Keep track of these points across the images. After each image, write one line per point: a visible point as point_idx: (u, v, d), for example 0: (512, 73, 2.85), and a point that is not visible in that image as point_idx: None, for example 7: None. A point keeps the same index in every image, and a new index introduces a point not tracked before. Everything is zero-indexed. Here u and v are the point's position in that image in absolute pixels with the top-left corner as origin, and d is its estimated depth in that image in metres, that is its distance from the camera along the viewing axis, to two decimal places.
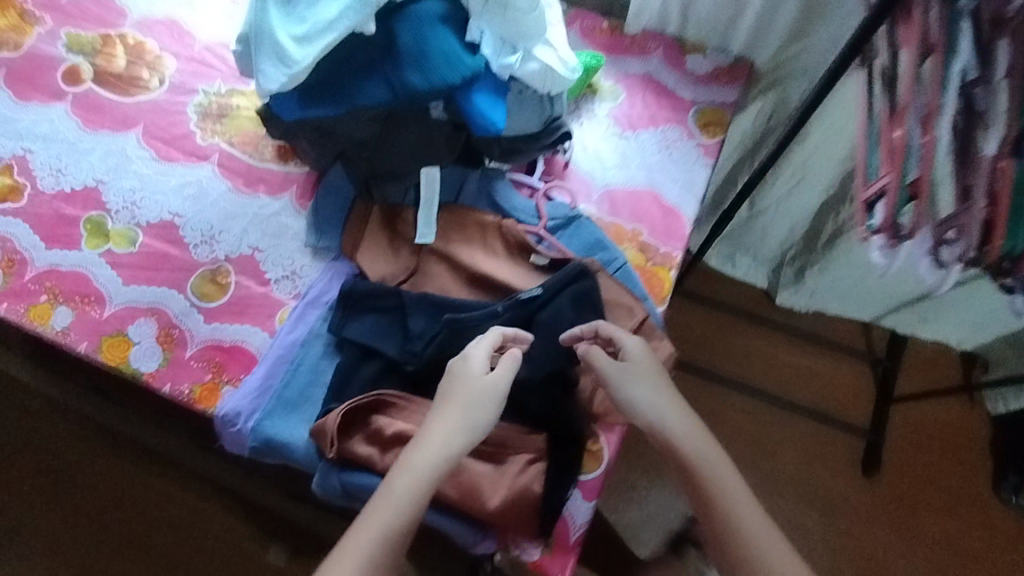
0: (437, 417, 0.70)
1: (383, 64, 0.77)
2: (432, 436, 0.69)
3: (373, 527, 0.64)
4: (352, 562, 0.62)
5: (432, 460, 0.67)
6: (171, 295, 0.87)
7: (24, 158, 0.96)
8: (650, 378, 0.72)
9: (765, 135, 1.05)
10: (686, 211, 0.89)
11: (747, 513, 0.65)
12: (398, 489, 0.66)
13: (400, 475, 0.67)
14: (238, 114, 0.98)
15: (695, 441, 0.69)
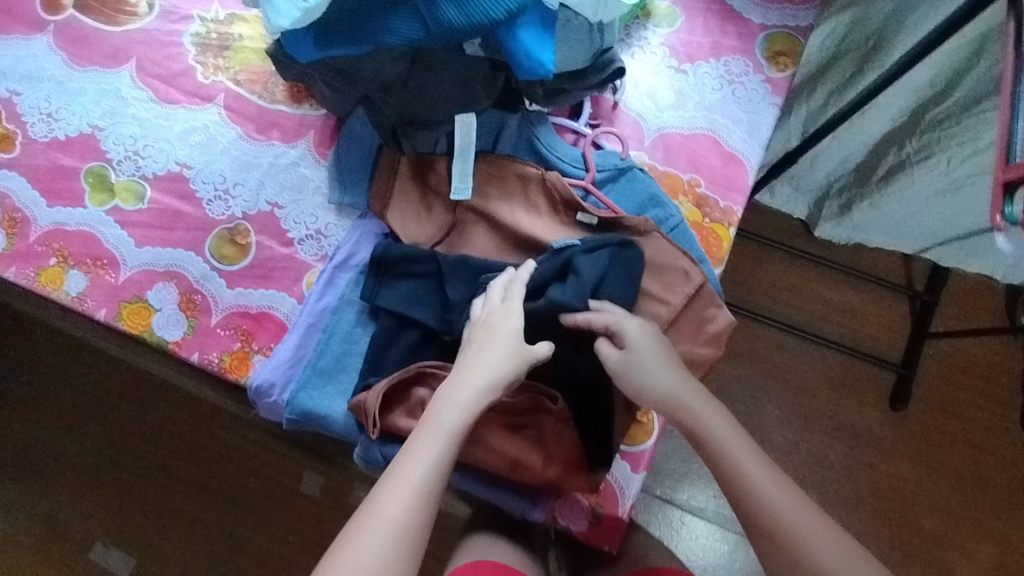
0: (472, 359, 0.64)
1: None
2: (471, 372, 0.63)
3: (426, 456, 0.57)
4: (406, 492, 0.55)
5: (476, 393, 0.62)
6: (189, 258, 0.81)
7: (10, 102, 0.86)
8: (657, 359, 0.65)
9: (836, 59, 0.94)
10: (750, 159, 0.80)
11: (783, 499, 0.56)
12: (444, 419, 0.59)
13: (444, 406, 0.60)
14: (242, 46, 0.87)
15: (715, 423, 0.61)
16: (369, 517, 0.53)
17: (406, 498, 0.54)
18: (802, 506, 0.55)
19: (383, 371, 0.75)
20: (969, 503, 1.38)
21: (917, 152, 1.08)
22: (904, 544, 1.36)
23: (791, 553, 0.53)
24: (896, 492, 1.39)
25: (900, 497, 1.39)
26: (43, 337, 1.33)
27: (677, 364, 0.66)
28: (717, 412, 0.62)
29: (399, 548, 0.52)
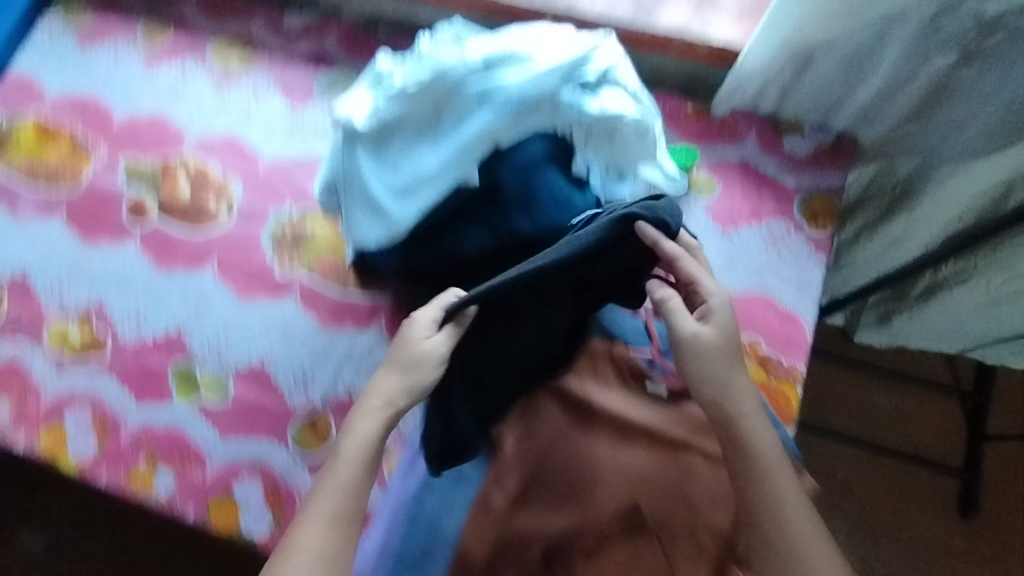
0: (382, 379, 0.71)
1: (486, 210, 0.73)
2: (378, 399, 0.71)
3: (339, 488, 0.68)
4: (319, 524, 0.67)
5: (377, 418, 0.70)
6: (272, 448, 0.84)
7: (101, 306, 0.93)
8: (729, 355, 0.72)
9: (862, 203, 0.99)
10: (806, 316, 0.84)
11: (797, 516, 0.67)
12: (346, 450, 0.70)
13: (350, 439, 0.70)
14: (315, 241, 0.94)
15: (758, 435, 0.70)
16: (293, 550, 0.66)
17: (318, 533, 0.66)
18: (811, 528, 0.66)
19: (473, 558, 0.75)
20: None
21: (953, 275, 1.12)
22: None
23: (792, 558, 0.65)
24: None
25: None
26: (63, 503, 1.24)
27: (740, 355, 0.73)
28: (762, 422, 0.71)
29: (327, 569, 0.66)
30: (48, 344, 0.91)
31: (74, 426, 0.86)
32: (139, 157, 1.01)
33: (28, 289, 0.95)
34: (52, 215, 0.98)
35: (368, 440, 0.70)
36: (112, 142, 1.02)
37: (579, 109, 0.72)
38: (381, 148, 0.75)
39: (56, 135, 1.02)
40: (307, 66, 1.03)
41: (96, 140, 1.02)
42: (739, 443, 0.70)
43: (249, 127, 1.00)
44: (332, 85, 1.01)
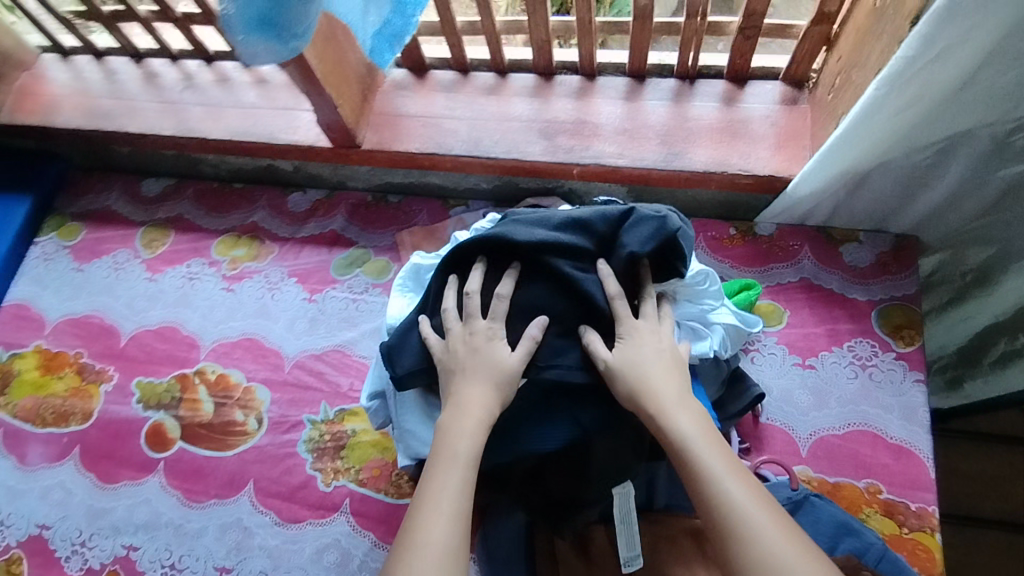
0: (462, 387, 0.64)
1: (563, 404, 0.67)
2: (464, 396, 0.63)
3: (448, 487, 0.58)
4: (442, 522, 0.56)
5: (481, 413, 0.63)
6: None
7: (129, 557, 0.83)
8: (646, 347, 0.65)
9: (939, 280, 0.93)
10: (922, 447, 0.75)
11: (738, 490, 0.56)
12: (458, 446, 0.60)
13: (450, 437, 0.61)
14: (357, 441, 0.85)
15: (680, 415, 0.61)
16: (409, 549, 0.55)
17: (444, 525, 0.56)
18: (755, 499, 0.56)
19: None
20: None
21: None
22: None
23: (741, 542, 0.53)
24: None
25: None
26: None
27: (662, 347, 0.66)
28: (682, 403, 0.62)
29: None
30: None
31: None
32: (154, 375, 0.93)
33: (47, 552, 0.84)
34: (64, 459, 0.89)
35: (472, 436, 0.61)
36: (122, 364, 0.94)
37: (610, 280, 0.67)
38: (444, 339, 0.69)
39: (62, 365, 0.95)
40: (322, 249, 0.98)
41: (104, 364, 0.94)
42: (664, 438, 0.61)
43: (271, 324, 0.94)
44: (350, 265, 0.96)
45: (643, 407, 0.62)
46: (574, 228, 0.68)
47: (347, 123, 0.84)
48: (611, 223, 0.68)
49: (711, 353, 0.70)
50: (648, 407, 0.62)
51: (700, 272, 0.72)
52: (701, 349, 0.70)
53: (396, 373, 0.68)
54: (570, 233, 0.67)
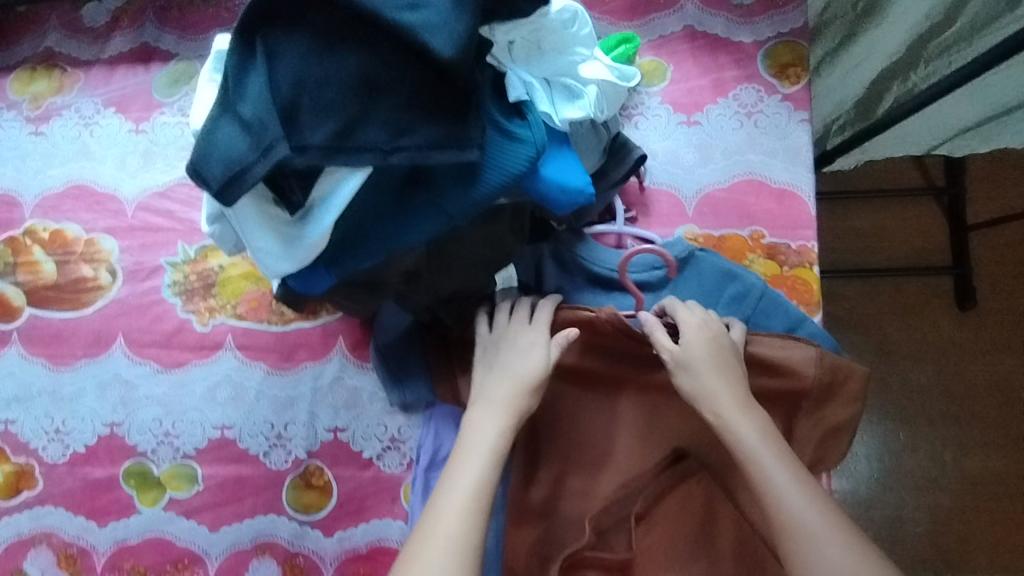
0: (490, 383, 0.63)
1: (421, 196, 0.56)
2: (493, 394, 0.61)
3: (468, 475, 0.55)
4: (457, 507, 0.53)
5: (504, 413, 0.60)
6: (272, 521, 0.73)
7: (8, 431, 0.77)
8: (701, 354, 0.63)
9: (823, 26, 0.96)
10: (804, 186, 0.73)
11: (801, 503, 0.53)
12: (479, 440, 0.58)
13: (476, 432, 0.59)
14: (228, 276, 0.78)
15: (741, 405, 0.60)
16: (423, 533, 0.52)
17: (461, 511, 0.53)
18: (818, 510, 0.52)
19: None
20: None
21: None
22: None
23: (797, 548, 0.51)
24: (992, 386, 1.41)
25: (1002, 388, 1.40)
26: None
27: (726, 369, 0.62)
28: (746, 410, 0.60)
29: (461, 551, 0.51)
30: None
31: (41, 573, 0.75)
32: None
33: None
34: None
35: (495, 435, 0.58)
36: None
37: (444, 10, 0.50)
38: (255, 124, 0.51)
39: None
40: (137, 68, 0.82)
41: None
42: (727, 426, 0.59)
43: (99, 166, 0.81)
44: (175, 82, 0.81)
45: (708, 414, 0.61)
46: None
47: None
48: None
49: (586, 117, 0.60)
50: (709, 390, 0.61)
51: (569, 11, 0.58)
52: (576, 115, 0.59)
53: (211, 187, 0.52)
54: None
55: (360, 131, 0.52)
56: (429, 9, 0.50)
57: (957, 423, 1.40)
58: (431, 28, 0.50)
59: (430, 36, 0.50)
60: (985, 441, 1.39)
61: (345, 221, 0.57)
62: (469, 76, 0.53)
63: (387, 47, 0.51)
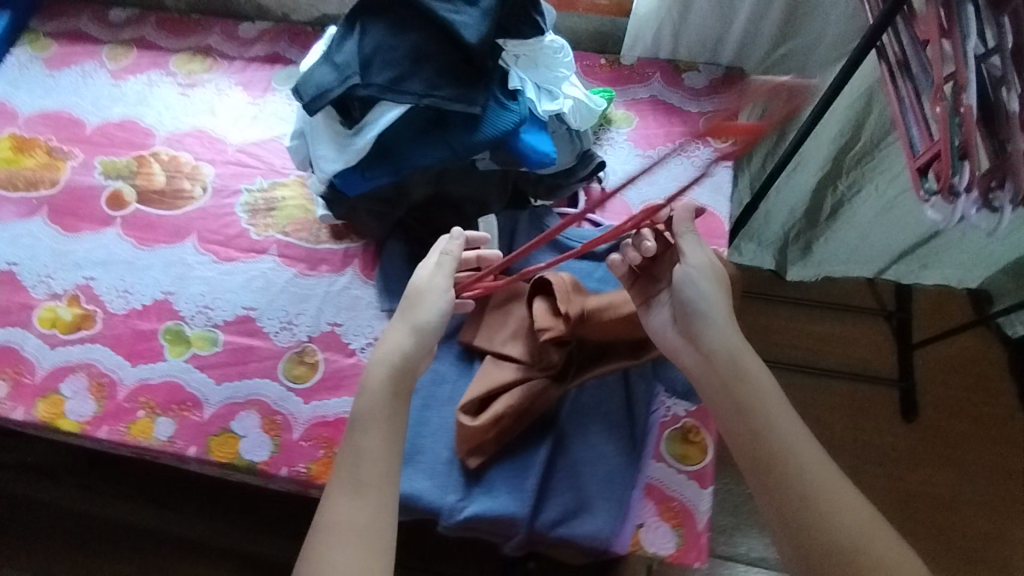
0: (392, 326, 0.77)
1: (436, 134, 0.83)
2: (396, 326, 0.76)
3: (357, 454, 0.68)
4: (346, 494, 0.66)
5: (398, 353, 0.74)
6: (266, 384, 0.91)
7: (88, 286, 1.00)
8: (710, 277, 0.76)
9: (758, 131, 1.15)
10: (721, 211, 0.98)
11: (810, 460, 0.66)
12: (360, 413, 0.71)
13: (364, 400, 0.71)
14: (286, 204, 1.04)
15: (736, 354, 0.72)
16: (325, 527, 0.65)
17: (349, 500, 0.66)
18: (828, 470, 0.65)
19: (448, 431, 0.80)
20: (1004, 489, 1.45)
21: (848, 187, 1.27)
22: (970, 557, 1.39)
23: (811, 501, 0.64)
24: (933, 501, 1.43)
25: (944, 507, 1.43)
26: (60, 517, 1.27)
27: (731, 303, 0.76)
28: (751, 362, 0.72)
29: (364, 531, 0.65)
30: (40, 325, 0.97)
31: (73, 393, 0.92)
32: (113, 155, 1.09)
33: (17, 281, 1.00)
34: (33, 215, 1.05)
35: (378, 411, 0.71)
36: (85, 145, 1.10)
37: (465, 19, 0.80)
38: (343, 67, 0.81)
39: (32, 147, 1.11)
40: (265, 66, 1.16)
41: (69, 147, 1.10)
42: (728, 373, 0.71)
43: (217, 120, 1.11)
44: (288, 78, 1.15)
45: (731, 367, 0.71)
46: None
47: None
48: None
49: (557, 112, 0.88)
50: (704, 329, 0.74)
51: (557, 43, 0.88)
52: (550, 109, 0.87)
53: (303, 101, 0.81)
54: None
55: (407, 82, 0.80)
56: (466, 15, 0.80)
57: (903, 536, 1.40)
58: (453, 30, 0.80)
59: (464, 30, 0.80)
60: (932, 551, 1.39)
61: (383, 143, 0.84)
62: (484, 61, 0.82)
63: (437, 36, 0.82)
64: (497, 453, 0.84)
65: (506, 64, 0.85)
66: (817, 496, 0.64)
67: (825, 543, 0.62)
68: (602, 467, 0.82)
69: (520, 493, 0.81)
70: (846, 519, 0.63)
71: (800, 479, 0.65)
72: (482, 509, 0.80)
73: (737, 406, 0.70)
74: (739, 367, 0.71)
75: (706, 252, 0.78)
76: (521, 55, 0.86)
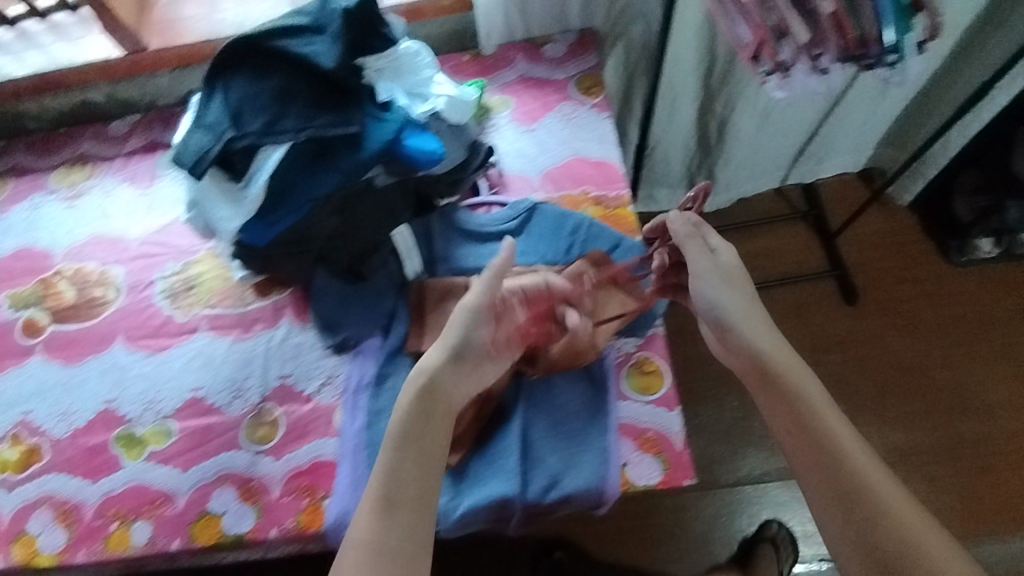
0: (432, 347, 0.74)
1: (323, 163, 0.85)
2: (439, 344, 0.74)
3: (388, 473, 0.63)
4: (372, 514, 0.60)
5: (442, 372, 0.71)
6: (233, 454, 0.90)
7: (25, 420, 0.96)
8: (726, 279, 0.80)
9: (629, 81, 1.22)
10: (613, 157, 1.02)
11: (861, 453, 0.64)
12: (392, 432, 0.66)
13: (398, 416, 0.67)
14: (203, 279, 1.03)
15: (780, 353, 0.73)
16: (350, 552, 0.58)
17: (376, 522, 0.59)
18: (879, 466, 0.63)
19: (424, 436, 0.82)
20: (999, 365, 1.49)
21: (727, 109, 1.35)
22: (949, 429, 1.44)
23: (863, 491, 0.62)
24: (911, 377, 1.49)
25: (922, 378, 1.49)
26: None
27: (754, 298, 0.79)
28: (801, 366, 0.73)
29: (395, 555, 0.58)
30: None
31: (38, 530, 0.89)
32: (16, 286, 1.06)
33: None
34: None
35: (409, 428, 0.66)
36: None
37: (317, 46, 0.83)
38: (215, 126, 0.83)
39: None
40: (146, 156, 1.16)
41: None
42: (771, 372, 0.72)
43: (113, 221, 1.10)
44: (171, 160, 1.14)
45: (761, 361, 0.73)
46: (298, 17, 0.85)
47: (127, 25, 1.05)
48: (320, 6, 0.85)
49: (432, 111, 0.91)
50: (742, 329, 0.76)
51: (413, 48, 0.92)
52: (425, 110, 0.90)
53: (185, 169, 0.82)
54: (293, 20, 0.85)
55: (280, 122, 0.82)
56: (316, 44, 0.83)
57: (889, 414, 1.46)
58: (308, 60, 0.82)
59: (318, 58, 0.82)
60: (915, 421, 1.45)
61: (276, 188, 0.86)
62: (347, 82, 0.84)
63: (296, 69, 0.84)
64: (474, 443, 0.85)
65: (371, 78, 0.88)
66: (869, 486, 0.62)
67: (894, 535, 0.59)
68: (574, 423, 0.85)
69: (506, 475, 0.82)
70: (901, 510, 0.60)
71: (851, 468, 0.63)
72: (475, 501, 0.81)
73: (782, 400, 0.70)
74: (777, 363, 0.72)
75: (717, 254, 0.82)
76: (383, 67, 0.89)
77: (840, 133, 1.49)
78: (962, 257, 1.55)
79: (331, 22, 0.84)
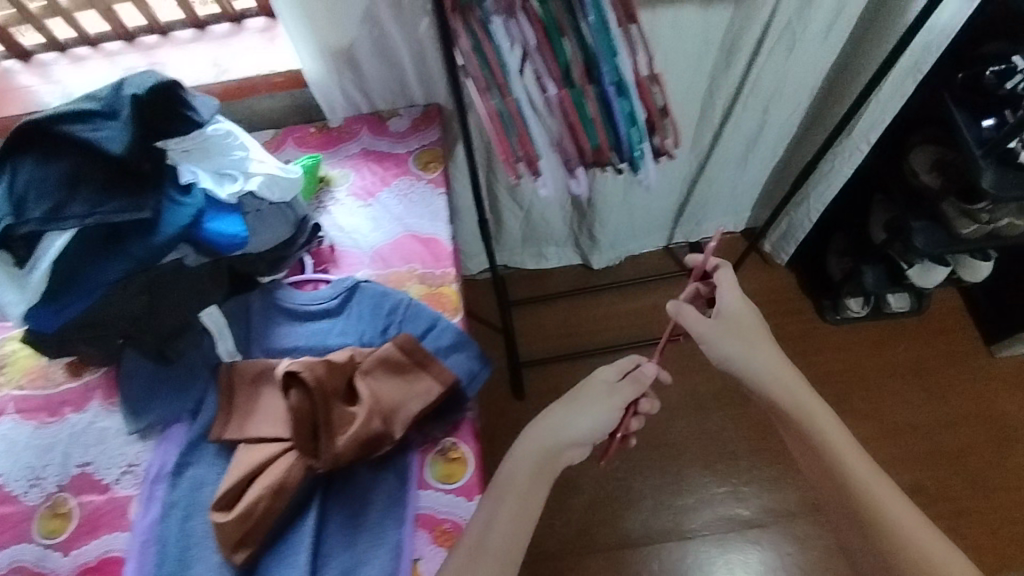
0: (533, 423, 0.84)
1: (117, 248, 0.84)
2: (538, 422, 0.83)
3: (488, 529, 0.73)
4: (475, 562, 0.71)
5: (535, 439, 0.81)
6: (18, 550, 0.85)
7: None
8: (742, 335, 0.87)
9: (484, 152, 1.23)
10: (443, 234, 1.02)
11: (893, 502, 0.73)
12: (493, 491, 0.77)
13: (500, 475, 0.78)
14: (17, 358, 0.99)
15: (816, 411, 0.81)
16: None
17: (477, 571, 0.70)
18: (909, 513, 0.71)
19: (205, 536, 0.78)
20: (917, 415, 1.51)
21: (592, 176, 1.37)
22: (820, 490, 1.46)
23: (894, 538, 0.71)
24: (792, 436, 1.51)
25: (893, 422, 1.50)
26: None
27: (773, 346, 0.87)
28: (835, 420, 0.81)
29: None
30: None
31: None
32: None
33: None
34: None
35: (510, 488, 0.77)
36: None
37: (106, 131, 0.81)
38: None
39: None
40: None
41: None
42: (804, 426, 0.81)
43: None
44: None
45: (786, 412, 0.83)
46: (92, 99, 0.83)
47: None
48: (114, 88, 0.83)
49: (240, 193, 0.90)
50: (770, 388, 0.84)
51: (223, 130, 0.92)
52: (233, 191, 0.89)
53: None
54: (84, 102, 0.83)
55: (64, 209, 0.80)
56: (105, 129, 0.81)
57: None
58: (96, 147, 0.81)
59: (107, 144, 0.81)
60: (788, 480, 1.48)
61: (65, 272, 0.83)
62: (140, 168, 0.84)
63: (86, 154, 0.82)
64: (265, 538, 0.81)
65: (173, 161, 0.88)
66: (902, 537, 0.70)
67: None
68: (371, 515, 0.83)
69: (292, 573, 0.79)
70: (938, 560, 0.68)
71: (888, 516, 0.72)
72: None
73: (823, 455, 0.79)
74: (812, 421, 0.80)
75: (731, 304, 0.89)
76: (191, 150, 0.89)
77: (713, 197, 1.51)
78: (836, 315, 1.56)
79: (123, 107, 0.82)
